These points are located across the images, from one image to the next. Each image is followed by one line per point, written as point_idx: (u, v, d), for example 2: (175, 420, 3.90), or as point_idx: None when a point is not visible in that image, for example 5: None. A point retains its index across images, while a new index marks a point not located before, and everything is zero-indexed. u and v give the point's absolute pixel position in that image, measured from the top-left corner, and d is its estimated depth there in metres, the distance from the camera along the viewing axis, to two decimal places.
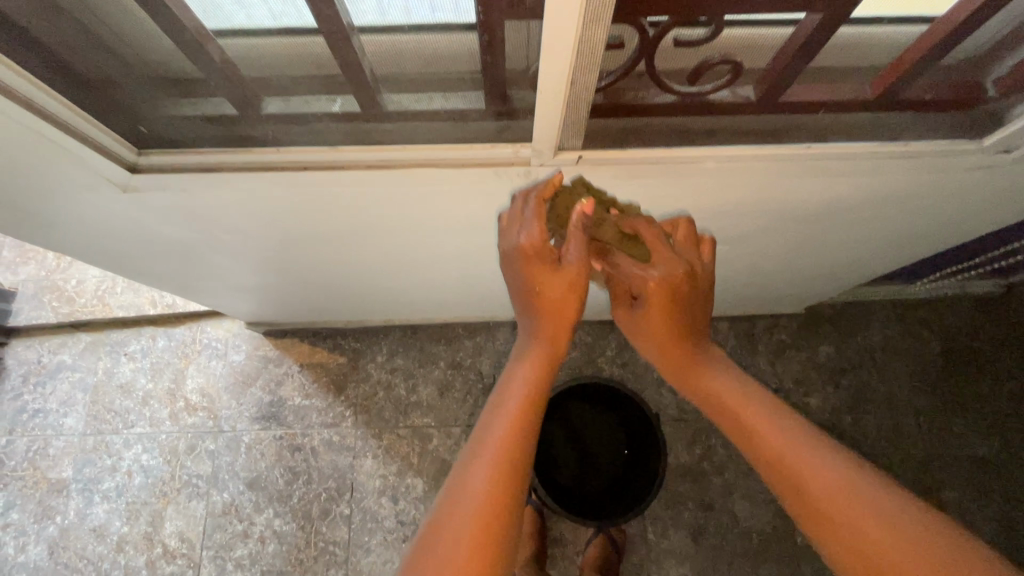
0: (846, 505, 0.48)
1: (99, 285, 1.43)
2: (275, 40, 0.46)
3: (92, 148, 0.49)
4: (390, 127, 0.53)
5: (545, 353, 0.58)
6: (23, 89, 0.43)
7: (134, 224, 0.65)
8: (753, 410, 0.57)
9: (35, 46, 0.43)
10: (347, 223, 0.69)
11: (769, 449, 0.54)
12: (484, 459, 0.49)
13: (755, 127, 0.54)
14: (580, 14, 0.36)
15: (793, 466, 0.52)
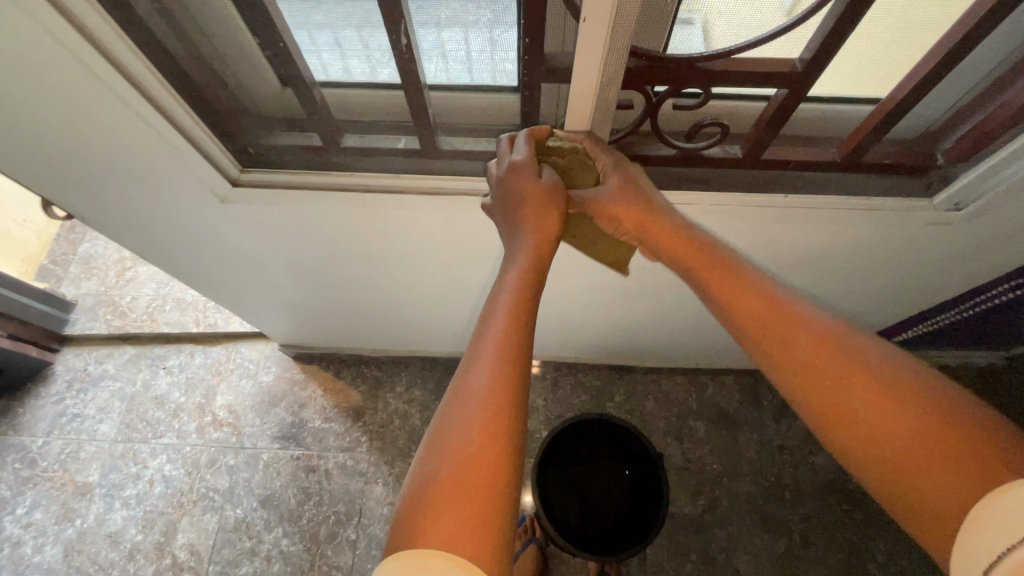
0: (860, 390, 0.48)
1: (151, 302, 1.57)
2: (372, 92, 0.63)
3: (207, 160, 0.62)
4: (442, 163, 0.65)
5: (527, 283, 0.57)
6: (169, 107, 0.55)
7: (217, 233, 0.78)
8: (767, 297, 0.55)
9: (187, 84, 0.57)
10: (393, 244, 0.81)
11: (790, 342, 0.53)
12: (475, 405, 0.52)
13: (743, 180, 0.65)
14: (601, 74, 0.49)
15: (819, 359, 0.51)
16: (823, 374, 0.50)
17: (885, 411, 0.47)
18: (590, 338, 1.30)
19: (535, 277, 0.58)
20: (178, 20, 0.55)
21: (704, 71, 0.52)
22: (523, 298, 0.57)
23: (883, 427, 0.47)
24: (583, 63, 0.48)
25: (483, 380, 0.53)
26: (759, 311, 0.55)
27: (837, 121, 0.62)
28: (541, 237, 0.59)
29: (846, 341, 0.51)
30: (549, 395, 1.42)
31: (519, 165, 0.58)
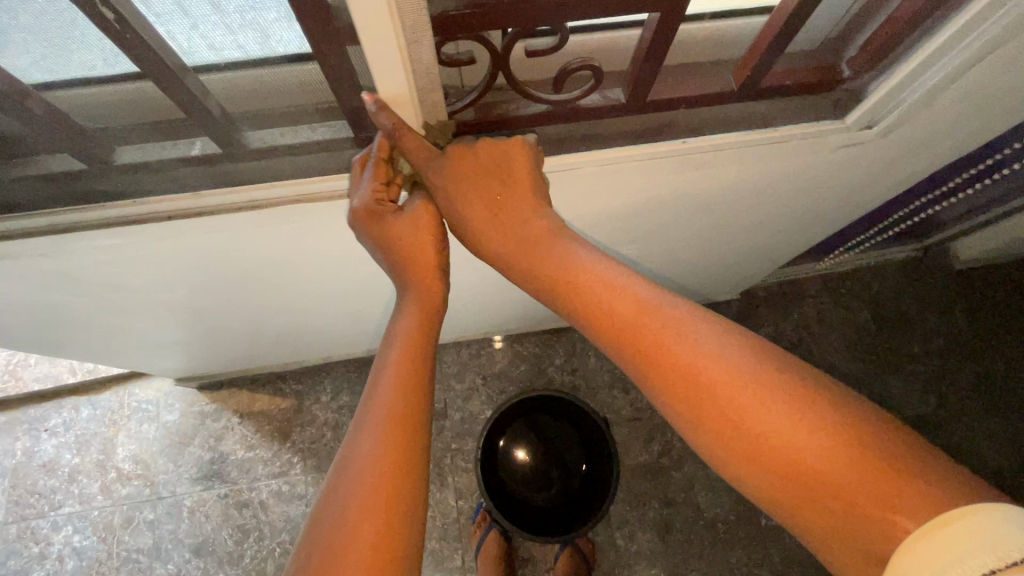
0: (750, 406, 0.43)
1: (10, 359, 1.33)
2: (100, 88, 0.45)
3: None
4: (253, 166, 0.50)
5: (421, 326, 0.56)
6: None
7: (2, 295, 0.61)
8: (653, 318, 0.49)
9: None
10: (241, 265, 0.66)
11: (671, 363, 0.47)
12: (368, 469, 0.47)
13: (633, 128, 0.54)
14: (399, 32, 0.37)
15: (705, 377, 0.46)
16: (725, 407, 0.44)
17: (778, 424, 0.42)
18: (516, 308, 1.20)
19: (427, 320, 0.57)
20: None
21: (551, 3, 0.39)
22: (418, 343, 0.55)
23: (783, 443, 0.42)
24: (372, 8, 0.35)
25: (377, 440, 0.48)
26: (634, 327, 0.49)
27: (728, 41, 0.51)
28: (430, 272, 0.57)
29: (727, 351, 0.46)
30: (488, 372, 1.34)
31: (377, 208, 0.51)
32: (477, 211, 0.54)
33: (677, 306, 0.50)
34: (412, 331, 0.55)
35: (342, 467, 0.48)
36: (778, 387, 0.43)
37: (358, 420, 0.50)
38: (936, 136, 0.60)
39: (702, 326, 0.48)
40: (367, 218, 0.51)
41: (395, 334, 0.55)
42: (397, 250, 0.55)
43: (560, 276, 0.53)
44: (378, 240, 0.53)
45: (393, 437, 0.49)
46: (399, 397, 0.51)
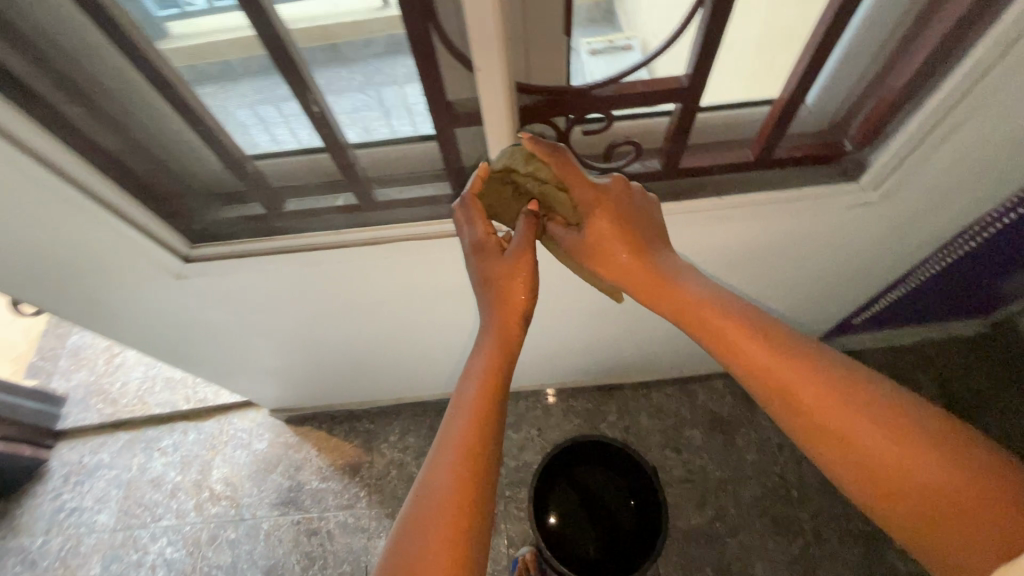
0: (854, 426, 0.53)
1: (140, 385, 1.58)
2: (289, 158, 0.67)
3: (137, 230, 0.63)
4: (378, 215, 0.69)
5: (493, 375, 0.61)
6: (85, 181, 0.56)
7: (183, 308, 0.81)
8: (784, 354, 0.57)
9: (136, 179, 0.63)
10: (352, 295, 0.83)
11: (787, 382, 0.56)
12: (444, 505, 0.53)
13: (668, 190, 0.68)
14: (507, 121, 0.54)
15: (817, 399, 0.55)
16: (850, 434, 0.53)
17: (879, 445, 0.52)
18: (573, 362, 1.30)
19: (502, 363, 0.63)
20: (117, 122, 0.60)
21: (600, 97, 0.55)
22: (491, 390, 0.61)
23: (874, 459, 0.52)
24: (490, 107, 0.52)
25: (450, 472, 0.55)
26: (768, 362, 0.57)
27: (744, 123, 0.65)
28: (511, 315, 0.63)
29: (851, 385, 0.55)
30: (543, 424, 1.42)
31: (487, 241, 0.62)
32: (606, 238, 0.61)
33: (803, 345, 0.58)
34: (486, 374, 0.61)
35: (416, 499, 0.55)
36: (900, 414, 0.53)
37: (434, 458, 0.57)
38: (942, 198, 0.69)
39: (818, 358, 0.57)
40: (479, 249, 0.62)
41: (471, 380, 0.61)
42: (492, 286, 0.63)
43: (697, 311, 0.61)
44: (481, 269, 0.63)
45: (463, 477, 0.55)
46: (471, 438, 0.57)
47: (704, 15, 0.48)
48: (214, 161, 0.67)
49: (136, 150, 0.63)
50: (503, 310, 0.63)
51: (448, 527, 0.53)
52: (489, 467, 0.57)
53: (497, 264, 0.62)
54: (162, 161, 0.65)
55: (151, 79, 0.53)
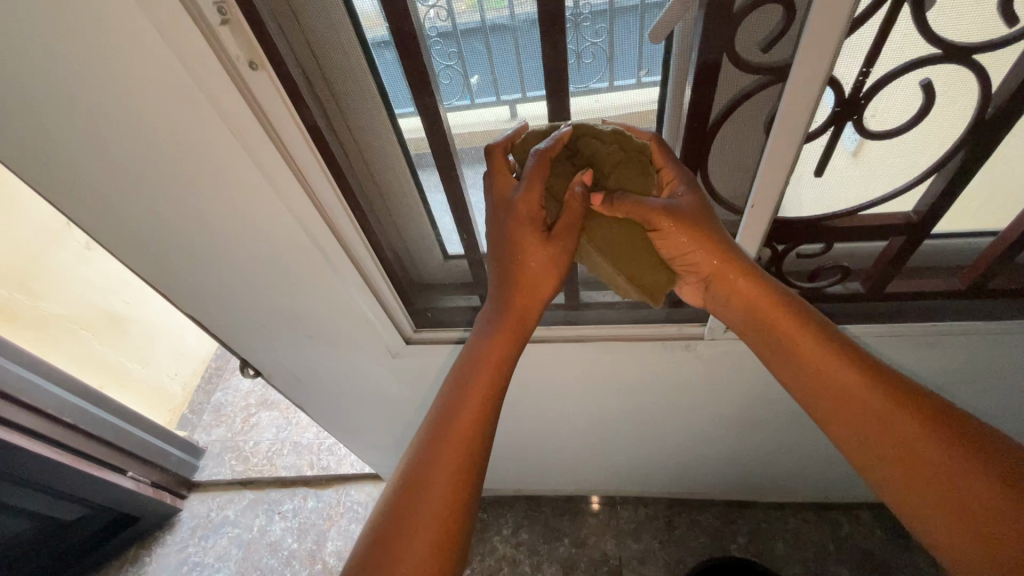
0: (912, 439, 0.50)
1: (271, 446, 1.68)
2: None
3: (380, 306, 0.75)
4: (584, 315, 0.76)
5: (495, 366, 0.56)
6: (366, 268, 0.69)
7: (379, 381, 0.90)
8: (864, 381, 0.53)
9: (401, 273, 0.76)
10: (530, 387, 0.88)
11: (853, 398, 0.53)
12: (431, 496, 0.49)
13: (871, 313, 0.70)
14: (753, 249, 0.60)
15: (883, 411, 0.52)
16: (935, 473, 0.49)
17: (936, 465, 0.49)
18: (710, 485, 1.22)
19: (509, 351, 0.57)
20: (399, 231, 0.73)
21: (829, 228, 0.60)
22: (492, 381, 0.55)
23: (928, 481, 0.49)
24: (752, 236, 0.58)
25: (440, 462, 0.51)
26: (844, 388, 0.54)
27: (958, 252, 0.67)
28: (528, 299, 0.57)
29: (939, 424, 0.50)
30: (665, 537, 1.34)
31: (528, 206, 0.52)
32: (688, 218, 0.53)
33: (884, 373, 0.53)
34: (490, 360, 0.56)
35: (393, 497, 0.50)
36: (996, 458, 0.47)
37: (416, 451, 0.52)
38: None
39: (900, 388, 0.52)
40: (519, 218, 0.53)
41: (474, 365, 0.55)
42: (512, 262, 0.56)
43: (772, 324, 0.57)
44: (510, 239, 0.54)
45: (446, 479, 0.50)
46: (466, 429, 0.52)
47: (942, 179, 0.54)
48: (448, 260, 0.77)
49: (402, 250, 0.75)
50: (520, 291, 0.56)
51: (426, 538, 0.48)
52: (482, 461, 0.53)
53: (531, 237, 0.54)
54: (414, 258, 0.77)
55: (450, 196, 0.65)
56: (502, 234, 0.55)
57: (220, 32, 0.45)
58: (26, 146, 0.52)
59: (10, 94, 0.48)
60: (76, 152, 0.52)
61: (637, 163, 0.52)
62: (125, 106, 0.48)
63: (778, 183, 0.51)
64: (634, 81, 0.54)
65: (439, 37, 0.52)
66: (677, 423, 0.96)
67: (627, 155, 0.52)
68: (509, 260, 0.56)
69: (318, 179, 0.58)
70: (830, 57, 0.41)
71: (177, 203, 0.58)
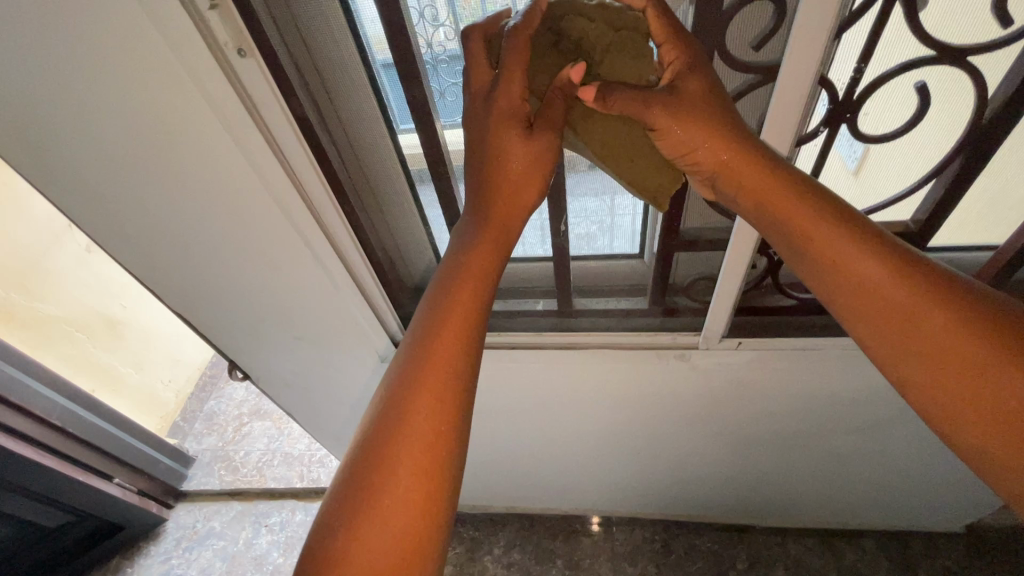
0: (935, 330, 0.41)
1: (261, 457, 1.65)
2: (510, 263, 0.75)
3: (370, 308, 0.73)
4: (579, 321, 0.76)
5: (478, 280, 0.50)
6: (356, 269, 0.68)
7: (368, 387, 0.88)
8: (905, 273, 0.42)
9: (396, 277, 0.76)
10: (522, 396, 0.86)
11: (889, 293, 0.43)
12: (420, 406, 0.45)
13: None
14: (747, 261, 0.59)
15: (907, 298, 0.42)
16: (980, 375, 0.40)
17: (967, 352, 0.40)
18: (708, 507, 1.19)
19: (494, 259, 0.51)
20: (393, 229, 0.73)
21: None
22: (476, 296, 0.50)
23: (955, 371, 0.41)
24: (742, 249, 0.57)
25: (428, 369, 0.47)
26: (882, 284, 0.43)
27: (960, 265, 0.65)
28: (508, 205, 0.52)
29: (988, 322, 0.40)
30: (661, 561, 1.29)
31: (509, 100, 0.48)
32: (690, 102, 0.45)
33: (926, 265, 0.43)
34: (473, 268, 0.51)
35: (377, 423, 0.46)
36: None
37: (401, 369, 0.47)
38: None
39: (944, 282, 0.42)
40: (499, 112, 0.49)
41: (456, 277, 0.50)
42: (490, 164, 0.51)
43: (797, 208, 0.45)
44: (490, 136, 0.50)
45: (432, 400, 0.46)
46: (452, 338, 0.48)
47: (943, 183, 0.53)
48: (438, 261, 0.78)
49: (394, 254, 0.75)
50: (500, 197, 0.52)
51: (416, 450, 0.44)
52: (474, 363, 0.49)
53: (512, 134, 0.49)
54: (410, 261, 0.77)
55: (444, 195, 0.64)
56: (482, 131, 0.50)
57: (209, 17, 0.45)
58: (16, 135, 0.52)
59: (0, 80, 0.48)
60: (64, 141, 0.52)
61: (631, 43, 0.48)
62: (115, 96, 0.48)
63: None
64: None
65: (447, 58, 0.54)
66: (672, 440, 0.93)
67: (615, 34, 0.48)
68: (487, 161, 0.51)
69: (314, 187, 0.59)
70: (823, 55, 0.40)
71: (169, 199, 0.58)
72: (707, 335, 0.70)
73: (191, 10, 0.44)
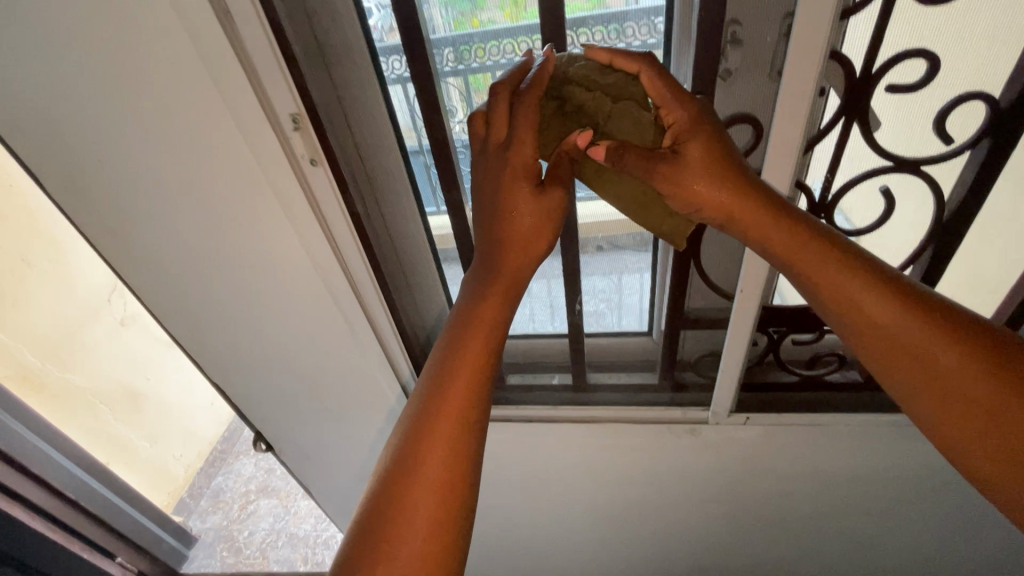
0: (934, 363, 0.44)
1: (265, 537, 1.61)
2: (529, 339, 0.80)
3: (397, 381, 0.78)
4: (593, 394, 0.79)
5: (490, 324, 0.53)
6: (388, 344, 0.74)
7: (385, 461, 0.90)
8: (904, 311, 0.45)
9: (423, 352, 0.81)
10: (536, 472, 0.88)
11: (891, 329, 0.46)
12: (443, 442, 0.48)
13: (874, 405, 0.71)
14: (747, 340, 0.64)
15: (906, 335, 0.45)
16: (972, 407, 0.44)
17: (960, 384, 0.44)
18: None
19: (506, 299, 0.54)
20: (421, 307, 0.79)
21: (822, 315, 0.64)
22: (488, 336, 0.52)
23: (949, 402, 0.44)
24: (742, 328, 0.62)
25: (450, 406, 0.49)
26: (883, 321, 0.46)
27: None
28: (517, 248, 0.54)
29: (982, 357, 0.44)
30: None
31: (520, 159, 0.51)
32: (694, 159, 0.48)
33: (924, 300, 0.46)
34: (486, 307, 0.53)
35: (393, 469, 0.48)
36: None
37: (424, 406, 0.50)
38: None
39: (941, 318, 0.45)
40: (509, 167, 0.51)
41: (470, 317, 0.53)
42: (500, 212, 0.53)
43: (802, 250, 0.48)
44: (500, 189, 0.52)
45: (452, 439, 0.48)
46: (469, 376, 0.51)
47: (919, 269, 0.59)
48: None
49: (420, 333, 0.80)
50: (510, 249, 0.54)
51: (440, 484, 0.47)
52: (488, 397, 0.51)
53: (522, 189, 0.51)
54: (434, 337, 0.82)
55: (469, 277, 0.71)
56: (491, 184, 0.53)
57: (292, 135, 0.55)
58: (113, 223, 0.62)
59: (112, 180, 0.58)
60: (151, 227, 0.62)
61: (630, 112, 0.51)
62: (202, 193, 0.58)
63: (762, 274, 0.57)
64: None
65: (463, 146, 0.62)
66: (687, 523, 0.92)
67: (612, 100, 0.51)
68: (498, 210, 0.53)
69: (352, 254, 0.64)
70: (795, 167, 0.50)
71: (229, 278, 0.66)
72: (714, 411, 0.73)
73: (267, 111, 0.53)
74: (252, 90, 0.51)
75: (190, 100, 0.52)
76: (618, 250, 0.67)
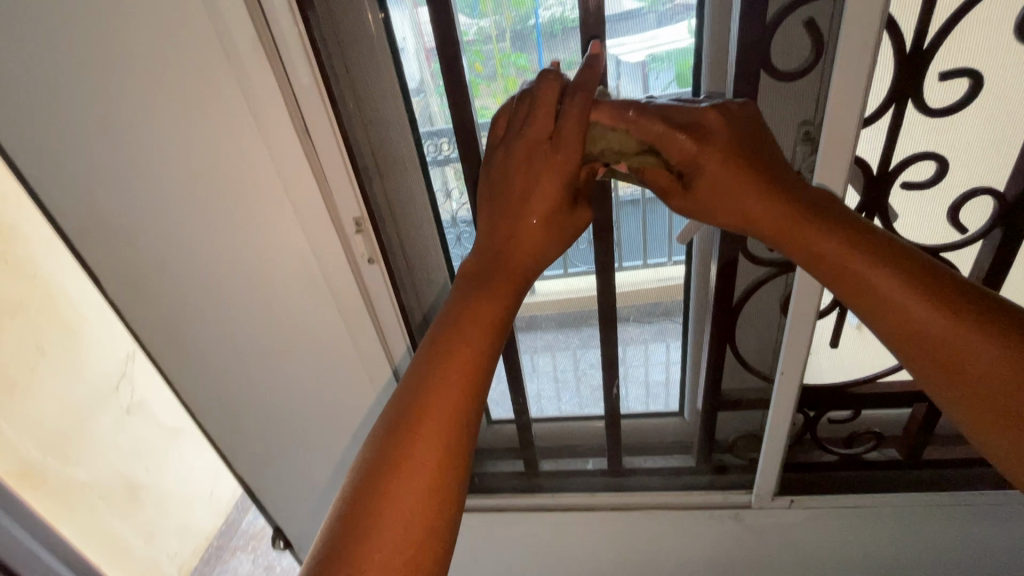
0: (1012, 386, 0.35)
1: None
2: (562, 422, 0.79)
3: None
4: (631, 479, 0.78)
5: (477, 335, 0.43)
6: None
7: None
8: (968, 318, 0.36)
9: None
10: (570, 563, 0.84)
11: (951, 342, 0.37)
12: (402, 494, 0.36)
13: (916, 483, 0.70)
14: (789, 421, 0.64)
15: (974, 351, 0.36)
16: None
17: None
18: None
19: (497, 309, 0.45)
20: None
21: (858, 394, 0.66)
22: (474, 352, 0.42)
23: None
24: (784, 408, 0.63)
25: (414, 445, 0.38)
26: (942, 330, 0.37)
27: None
28: (513, 258, 0.47)
29: None
30: None
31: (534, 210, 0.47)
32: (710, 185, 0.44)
33: (989, 307, 0.37)
34: (472, 317, 0.43)
35: (339, 512, 0.37)
36: None
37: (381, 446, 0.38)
38: None
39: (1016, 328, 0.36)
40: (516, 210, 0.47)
41: (452, 329, 0.43)
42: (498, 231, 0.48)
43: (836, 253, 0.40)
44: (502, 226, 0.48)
45: (416, 489, 0.37)
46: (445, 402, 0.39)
47: None
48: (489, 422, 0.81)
49: None
50: (505, 262, 0.47)
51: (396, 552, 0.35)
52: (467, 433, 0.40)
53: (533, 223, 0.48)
54: None
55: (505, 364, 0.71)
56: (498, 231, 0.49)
57: (354, 237, 0.60)
58: (174, 309, 0.65)
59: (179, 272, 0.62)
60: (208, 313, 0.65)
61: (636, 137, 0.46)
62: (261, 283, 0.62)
63: (801, 355, 0.58)
64: (662, 257, 0.62)
65: None
66: None
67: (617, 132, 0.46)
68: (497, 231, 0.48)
69: (388, 319, 0.66)
70: None
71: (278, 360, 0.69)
72: (757, 495, 0.72)
73: (322, 187, 0.56)
74: (320, 193, 0.57)
75: (262, 205, 0.57)
76: (649, 325, 0.68)
